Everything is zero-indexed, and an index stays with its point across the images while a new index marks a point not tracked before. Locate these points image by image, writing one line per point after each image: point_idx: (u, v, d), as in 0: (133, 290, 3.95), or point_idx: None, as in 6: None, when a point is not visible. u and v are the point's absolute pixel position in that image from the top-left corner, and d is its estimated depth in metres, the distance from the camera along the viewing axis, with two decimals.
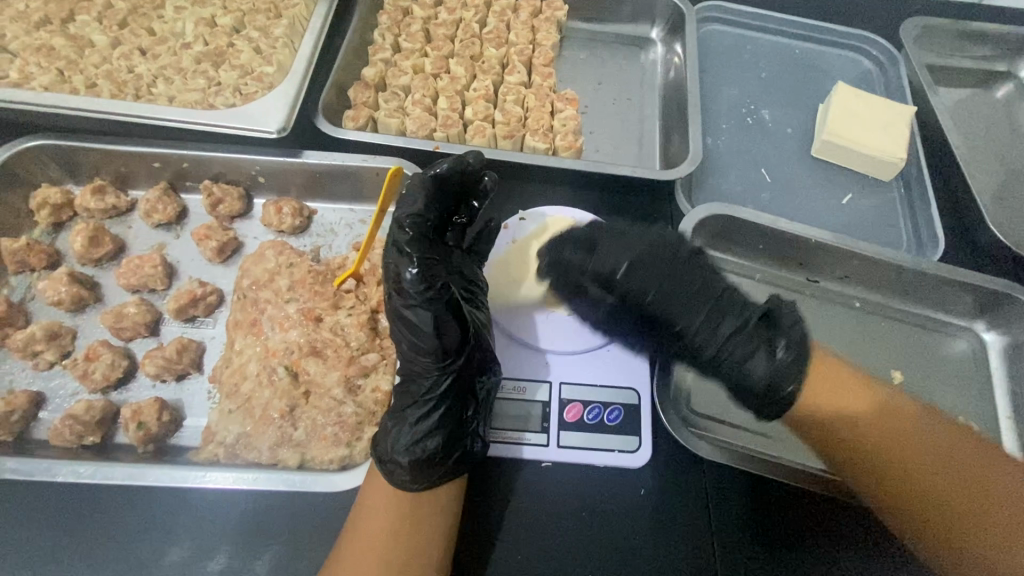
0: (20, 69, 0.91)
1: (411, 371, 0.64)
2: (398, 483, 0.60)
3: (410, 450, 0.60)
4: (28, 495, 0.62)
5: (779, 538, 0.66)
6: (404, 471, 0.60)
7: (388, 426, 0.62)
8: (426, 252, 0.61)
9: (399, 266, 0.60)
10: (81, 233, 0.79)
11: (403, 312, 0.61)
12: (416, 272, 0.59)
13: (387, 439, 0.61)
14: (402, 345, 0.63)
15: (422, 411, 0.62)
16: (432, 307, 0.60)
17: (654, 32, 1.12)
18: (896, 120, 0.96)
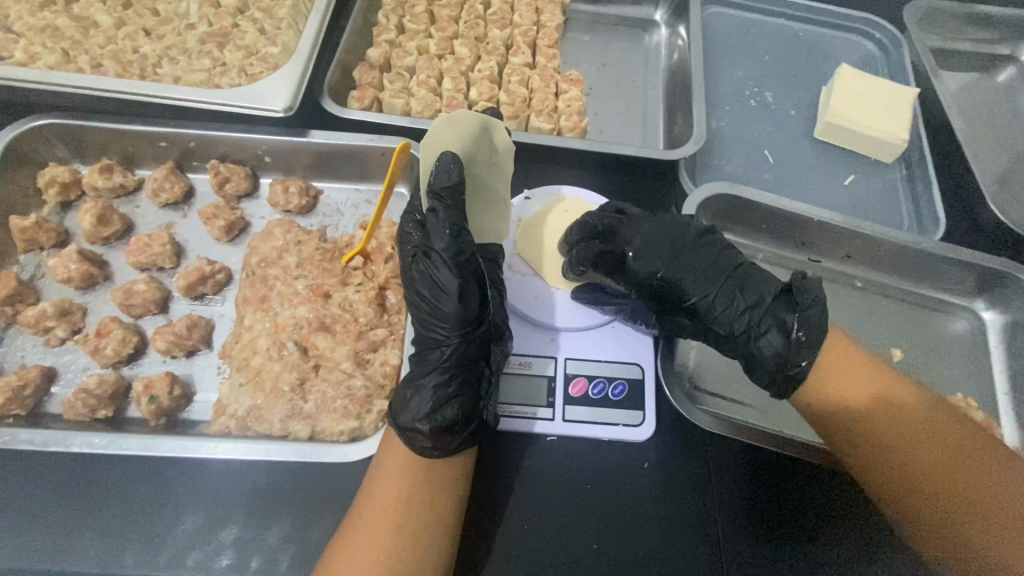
0: (25, 48, 0.91)
1: (429, 342, 0.65)
2: (416, 449, 0.60)
3: (431, 415, 0.60)
4: (45, 466, 0.63)
5: (781, 506, 0.68)
6: (423, 438, 0.60)
7: (406, 394, 0.62)
8: (458, 220, 0.64)
9: (433, 234, 0.63)
10: (90, 212, 0.80)
11: (430, 278, 0.63)
12: (448, 240, 0.62)
13: (407, 407, 0.61)
14: (423, 312, 0.65)
15: (439, 376, 0.62)
16: (459, 273, 0.62)
17: (658, 14, 1.12)
18: (897, 102, 0.97)
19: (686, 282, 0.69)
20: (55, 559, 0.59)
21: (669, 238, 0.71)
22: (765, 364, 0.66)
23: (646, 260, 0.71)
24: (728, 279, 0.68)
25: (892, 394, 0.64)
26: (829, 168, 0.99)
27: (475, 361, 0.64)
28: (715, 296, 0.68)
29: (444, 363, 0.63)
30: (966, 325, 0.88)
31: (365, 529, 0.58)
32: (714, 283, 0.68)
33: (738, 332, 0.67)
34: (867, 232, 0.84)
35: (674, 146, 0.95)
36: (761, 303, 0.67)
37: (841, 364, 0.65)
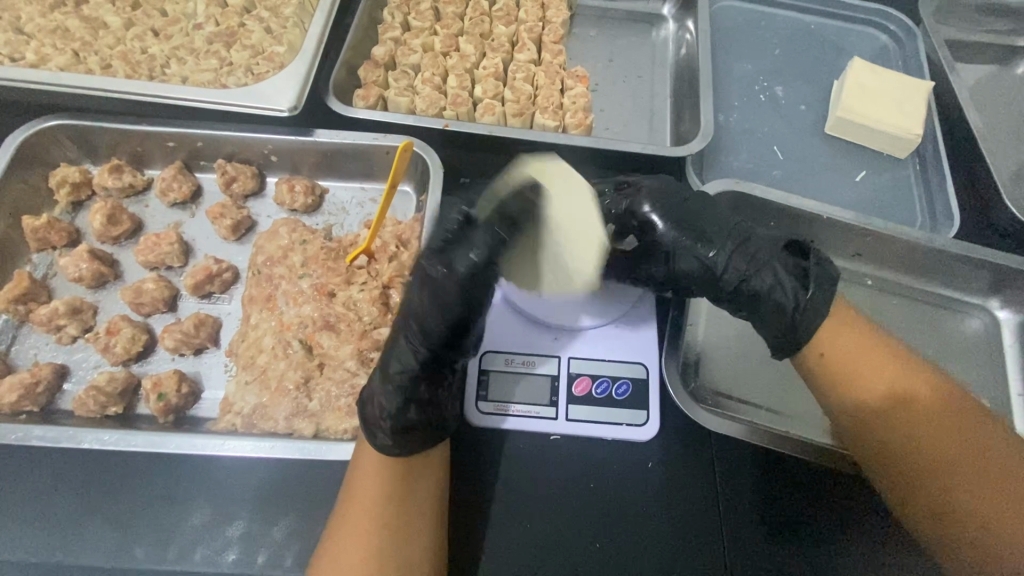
0: (37, 50, 0.92)
1: (404, 322, 0.64)
2: (375, 430, 0.61)
3: (389, 402, 0.61)
4: (57, 462, 0.65)
5: (784, 507, 0.67)
6: (387, 437, 0.61)
7: (377, 391, 0.62)
8: (497, 249, 0.62)
9: (471, 249, 0.61)
10: (100, 211, 0.81)
11: (425, 263, 0.63)
12: (478, 263, 0.60)
13: (377, 402, 0.61)
14: (409, 293, 0.64)
15: (407, 360, 0.62)
16: (475, 297, 0.61)
17: (666, 7, 1.10)
18: (910, 96, 0.95)
19: (701, 236, 0.70)
20: (67, 553, 0.60)
21: (678, 201, 0.72)
22: (785, 315, 0.67)
23: (661, 215, 0.71)
24: (735, 235, 0.69)
25: (907, 386, 0.63)
26: (839, 164, 0.97)
27: (448, 355, 0.63)
28: (730, 253, 0.68)
29: (417, 348, 0.62)
30: (979, 324, 0.87)
31: (365, 528, 0.58)
32: (724, 238, 0.69)
33: (755, 280, 0.67)
34: (879, 230, 0.83)
35: (680, 142, 0.94)
36: (771, 253, 0.69)
37: (850, 340, 0.66)
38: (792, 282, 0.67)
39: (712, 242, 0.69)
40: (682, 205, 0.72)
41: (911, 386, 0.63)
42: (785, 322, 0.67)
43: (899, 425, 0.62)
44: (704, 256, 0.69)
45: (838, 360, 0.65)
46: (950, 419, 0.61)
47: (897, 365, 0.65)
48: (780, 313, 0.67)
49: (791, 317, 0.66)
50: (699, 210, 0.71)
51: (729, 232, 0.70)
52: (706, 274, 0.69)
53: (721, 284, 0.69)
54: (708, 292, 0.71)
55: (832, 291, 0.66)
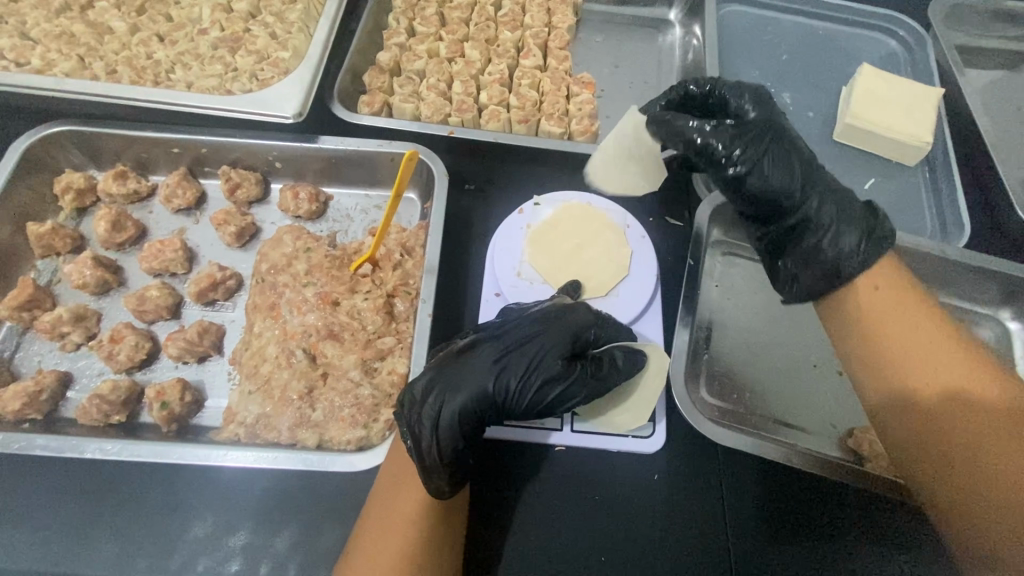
0: (42, 56, 0.92)
1: (472, 356, 0.61)
2: (415, 452, 0.57)
3: (437, 431, 0.57)
4: (59, 472, 0.64)
5: (793, 521, 0.66)
6: (443, 480, 0.57)
7: (429, 433, 0.57)
8: (599, 365, 0.66)
9: (575, 337, 0.64)
10: (104, 218, 0.80)
11: (520, 322, 0.65)
12: (590, 370, 0.64)
13: (432, 446, 0.57)
14: (489, 335, 0.63)
15: (469, 393, 0.58)
16: (568, 393, 0.63)
17: (672, 13, 1.10)
18: (920, 103, 0.94)
19: (775, 151, 0.63)
20: (69, 563, 0.60)
21: (760, 117, 0.66)
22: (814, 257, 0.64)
23: (741, 122, 0.66)
24: (800, 170, 0.64)
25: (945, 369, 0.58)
26: (848, 171, 0.96)
27: (518, 411, 0.61)
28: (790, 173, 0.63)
29: (489, 391, 0.59)
30: (989, 333, 0.85)
31: (370, 544, 0.57)
32: (793, 164, 0.63)
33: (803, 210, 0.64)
34: (888, 239, 0.82)
35: None
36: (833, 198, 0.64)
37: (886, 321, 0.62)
38: (853, 227, 0.63)
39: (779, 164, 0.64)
40: (762, 120, 0.65)
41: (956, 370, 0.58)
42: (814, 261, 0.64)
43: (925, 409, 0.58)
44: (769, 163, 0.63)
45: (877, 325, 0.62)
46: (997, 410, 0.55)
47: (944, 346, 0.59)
48: (831, 258, 0.63)
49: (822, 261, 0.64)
50: (775, 126, 0.65)
51: (799, 164, 0.65)
52: (768, 189, 0.64)
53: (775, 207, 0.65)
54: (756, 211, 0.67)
55: (890, 242, 0.63)
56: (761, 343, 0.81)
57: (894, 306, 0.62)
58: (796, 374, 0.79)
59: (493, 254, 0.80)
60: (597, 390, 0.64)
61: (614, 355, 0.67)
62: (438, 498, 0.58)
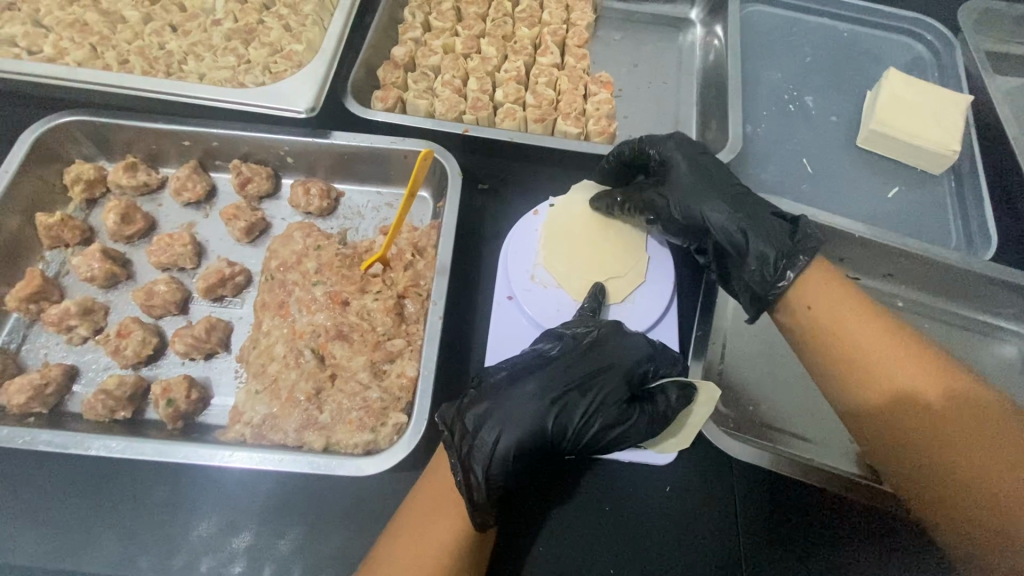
0: (55, 44, 0.91)
1: (523, 390, 0.60)
2: (465, 490, 0.56)
3: (489, 473, 0.57)
4: (64, 468, 0.63)
5: (813, 539, 0.65)
6: (484, 515, 0.57)
7: (478, 477, 0.57)
8: (655, 404, 0.64)
9: (628, 378, 0.63)
10: (113, 210, 0.80)
11: (571, 360, 0.63)
12: (648, 412, 0.63)
13: (480, 482, 0.57)
14: (538, 366, 0.62)
15: (525, 431, 0.58)
16: (627, 435, 0.63)
17: (694, 12, 1.07)
18: (948, 110, 0.91)
19: (700, 194, 0.71)
20: (71, 561, 0.59)
21: (700, 160, 0.73)
22: (750, 282, 0.68)
23: (679, 159, 0.74)
24: (727, 200, 0.70)
25: (898, 376, 0.59)
26: (871, 179, 0.94)
27: (569, 448, 0.62)
28: (716, 206, 0.70)
29: (547, 431, 0.59)
30: (1014, 350, 0.83)
31: (382, 558, 0.57)
32: (718, 197, 0.70)
33: (731, 237, 0.68)
34: (911, 250, 0.79)
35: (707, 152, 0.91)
36: (760, 220, 0.68)
37: (856, 323, 0.63)
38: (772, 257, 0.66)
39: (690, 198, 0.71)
40: (697, 157, 0.74)
41: (919, 373, 0.59)
42: (752, 290, 0.69)
43: (878, 423, 0.60)
44: (699, 198, 0.71)
45: (841, 334, 0.63)
46: (944, 408, 0.57)
47: (893, 355, 0.60)
48: (754, 277, 0.67)
49: (755, 286, 0.68)
50: (708, 168, 0.73)
51: (729, 196, 0.71)
52: (693, 219, 0.71)
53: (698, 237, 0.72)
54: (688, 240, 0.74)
55: (809, 255, 0.65)
56: (779, 354, 0.79)
57: (861, 318, 0.63)
58: (813, 389, 0.77)
59: (505, 256, 0.79)
60: (652, 431, 0.63)
61: (663, 392, 0.65)
62: (480, 530, 0.57)
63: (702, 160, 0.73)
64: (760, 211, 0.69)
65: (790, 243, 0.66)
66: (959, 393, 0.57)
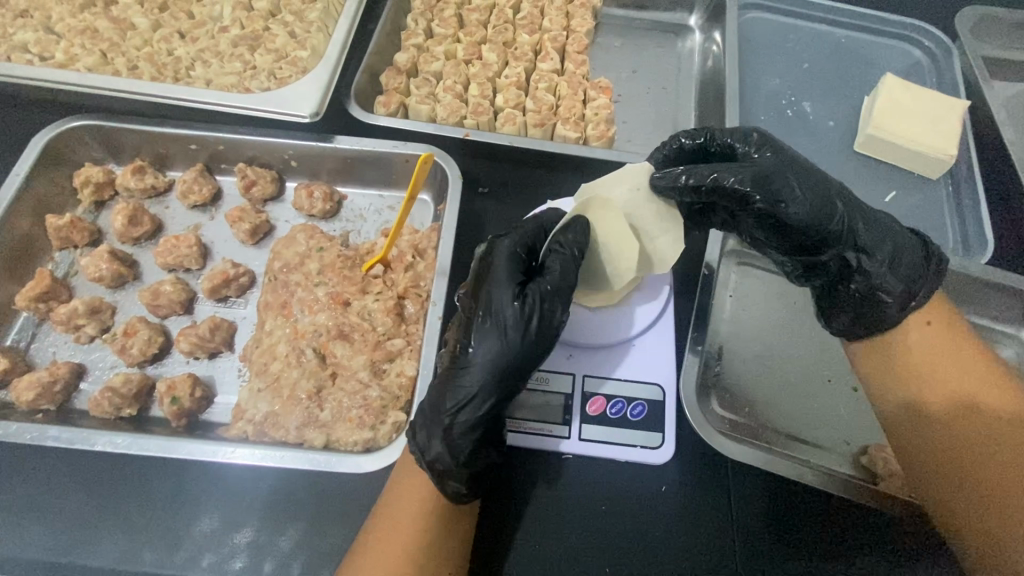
0: (66, 50, 0.94)
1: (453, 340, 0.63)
2: (423, 456, 0.58)
3: (454, 429, 0.57)
4: (70, 464, 0.65)
5: (807, 538, 0.65)
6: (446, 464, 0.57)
7: (424, 428, 0.58)
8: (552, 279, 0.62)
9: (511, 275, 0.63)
10: (121, 212, 0.81)
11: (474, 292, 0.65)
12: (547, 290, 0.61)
13: (427, 435, 0.58)
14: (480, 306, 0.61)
15: (454, 365, 0.60)
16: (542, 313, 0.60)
17: (693, 19, 1.09)
18: (945, 115, 0.92)
19: (811, 195, 0.63)
20: (76, 554, 0.60)
21: (793, 159, 0.67)
22: (874, 298, 0.65)
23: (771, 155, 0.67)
24: (844, 207, 0.65)
25: (936, 391, 0.64)
26: (868, 183, 0.95)
27: (507, 350, 0.58)
28: (841, 211, 0.64)
29: (467, 355, 0.59)
30: (1015, 353, 0.82)
31: (375, 550, 0.58)
32: (838, 202, 0.64)
33: (860, 248, 0.64)
34: None
35: None
36: (881, 233, 0.65)
37: (921, 344, 0.66)
38: (905, 272, 0.64)
39: (815, 197, 0.63)
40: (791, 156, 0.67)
41: (934, 385, 0.64)
42: (872, 307, 0.66)
43: (909, 435, 0.65)
44: (817, 199, 0.63)
45: (897, 351, 0.67)
46: (946, 415, 0.63)
47: (937, 371, 0.64)
48: (881, 291, 0.65)
49: (878, 303, 0.65)
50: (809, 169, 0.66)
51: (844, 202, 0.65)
52: (808, 223, 0.63)
53: (811, 244, 0.64)
54: (787, 241, 0.65)
55: (939, 272, 0.65)
56: (777, 355, 0.80)
57: (922, 340, 0.66)
58: (810, 391, 0.77)
59: None
60: (577, 272, 0.64)
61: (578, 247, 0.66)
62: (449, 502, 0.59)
63: (799, 159, 0.67)
64: (875, 225, 0.66)
65: (915, 261, 0.65)
66: (970, 403, 0.63)
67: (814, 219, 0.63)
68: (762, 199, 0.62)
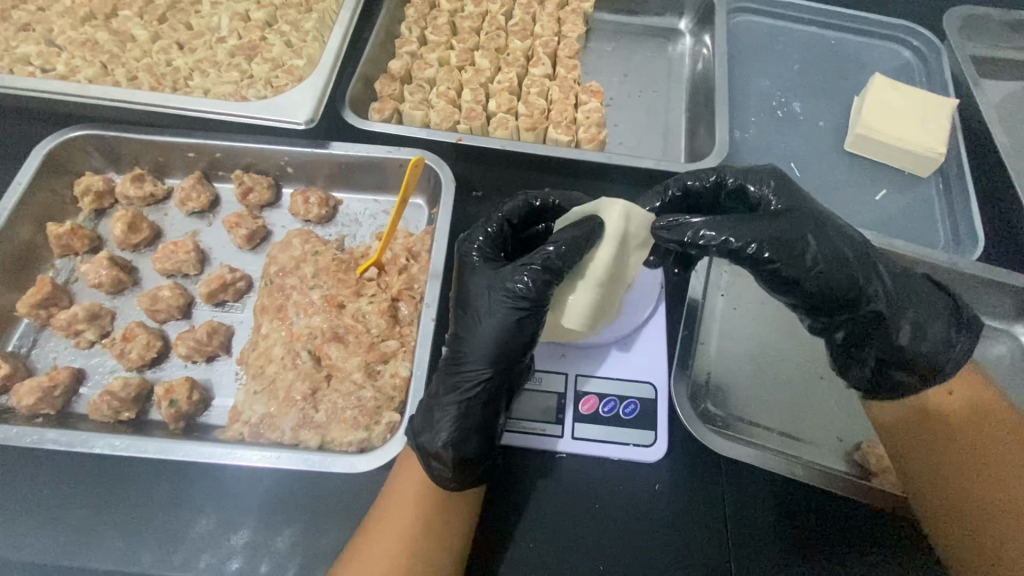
0: (67, 62, 0.96)
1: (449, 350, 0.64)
2: (424, 455, 0.60)
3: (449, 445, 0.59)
4: (70, 466, 0.66)
5: (801, 534, 0.65)
6: (443, 469, 0.60)
7: (423, 441, 0.61)
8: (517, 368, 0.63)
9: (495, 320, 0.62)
10: (120, 219, 0.83)
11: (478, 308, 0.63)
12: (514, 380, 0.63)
13: (426, 433, 0.61)
14: (474, 328, 0.62)
15: (451, 403, 0.61)
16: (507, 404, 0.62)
17: (682, 23, 1.10)
18: (933, 113, 0.93)
19: (835, 263, 0.58)
20: (74, 556, 0.61)
21: (825, 218, 0.61)
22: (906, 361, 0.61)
23: (808, 212, 0.61)
24: (879, 281, 0.60)
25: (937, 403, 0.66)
26: (859, 182, 0.96)
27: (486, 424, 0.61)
28: (880, 287, 0.60)
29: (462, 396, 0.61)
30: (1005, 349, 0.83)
31: (370, 547, 0.59)
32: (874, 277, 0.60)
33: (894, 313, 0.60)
34: (898, 250, 0.81)
35: (695, 158, 0.93)
36: (916, 306, 0.61)
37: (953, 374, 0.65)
38: (933, 342, 0.60)
39: (846, 250, 0.60)
40: (823, 215, 0.61)
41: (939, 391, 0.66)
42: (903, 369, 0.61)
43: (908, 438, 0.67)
44: (848, 271, 0.59)
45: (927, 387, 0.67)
46: (949, 416, 0.64)
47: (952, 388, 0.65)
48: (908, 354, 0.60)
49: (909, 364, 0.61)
50: (837, 234, 0.60)
51: (885, 279, 0.61)
52: (832, 285, 0.58)
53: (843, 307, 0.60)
54: (808, 303, 0.61)
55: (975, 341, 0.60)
56: (770, 354, 0.80)
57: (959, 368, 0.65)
58: (801, 388, 0.78)
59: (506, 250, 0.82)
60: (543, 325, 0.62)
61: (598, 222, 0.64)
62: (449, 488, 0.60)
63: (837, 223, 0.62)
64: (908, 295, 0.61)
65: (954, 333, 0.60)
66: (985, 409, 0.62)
67: (857, 274, 0.59)
68: (818, 265, 0.58)
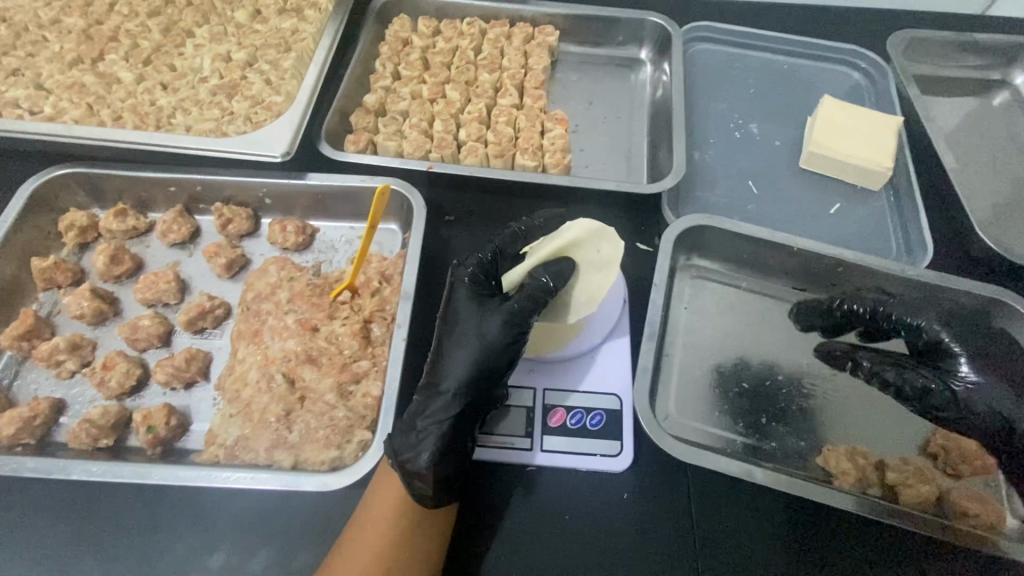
0: (54, 105, 1.00)
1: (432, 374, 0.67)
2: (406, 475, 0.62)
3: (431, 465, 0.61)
4: (47, 495, 0.67)
5: (764, 538, 0.67)
6: (424, 486, 0.61)
7: (404, 459, 0.62)
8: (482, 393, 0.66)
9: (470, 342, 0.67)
10: (103, 252, 0.86)
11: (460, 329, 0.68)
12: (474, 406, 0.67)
13: (408, 453, 0.62)
14: (458, 351, 0.67)
15: (433, 424, 0.63)
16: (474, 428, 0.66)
17: (643, 53, 1.17)
18: (879, 130, 0.98)
19: None
20: None
21: None
22: None
23: None
24: None
25: None
26: (814, 197, 1.00)
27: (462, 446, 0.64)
28: None
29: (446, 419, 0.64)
30: None
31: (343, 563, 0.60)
32: None
33: None
34: (849, 260, 0.83)
35: (656, 178, 0.98)
36: None
37: None
38: None
39: None
40: None
41: None
42: None
43: None
44: None
45: None
46: None
47: None
48: None
49: None
50: None
51: None
52: None
53: None
54: None
55: None
56: (732, 362, 0.83)
57: None
58: (762, 394, 0.80)
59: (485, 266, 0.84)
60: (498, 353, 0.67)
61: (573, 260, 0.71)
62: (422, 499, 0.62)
63: None
64: None
65: None
66: None
67: None
68: None
